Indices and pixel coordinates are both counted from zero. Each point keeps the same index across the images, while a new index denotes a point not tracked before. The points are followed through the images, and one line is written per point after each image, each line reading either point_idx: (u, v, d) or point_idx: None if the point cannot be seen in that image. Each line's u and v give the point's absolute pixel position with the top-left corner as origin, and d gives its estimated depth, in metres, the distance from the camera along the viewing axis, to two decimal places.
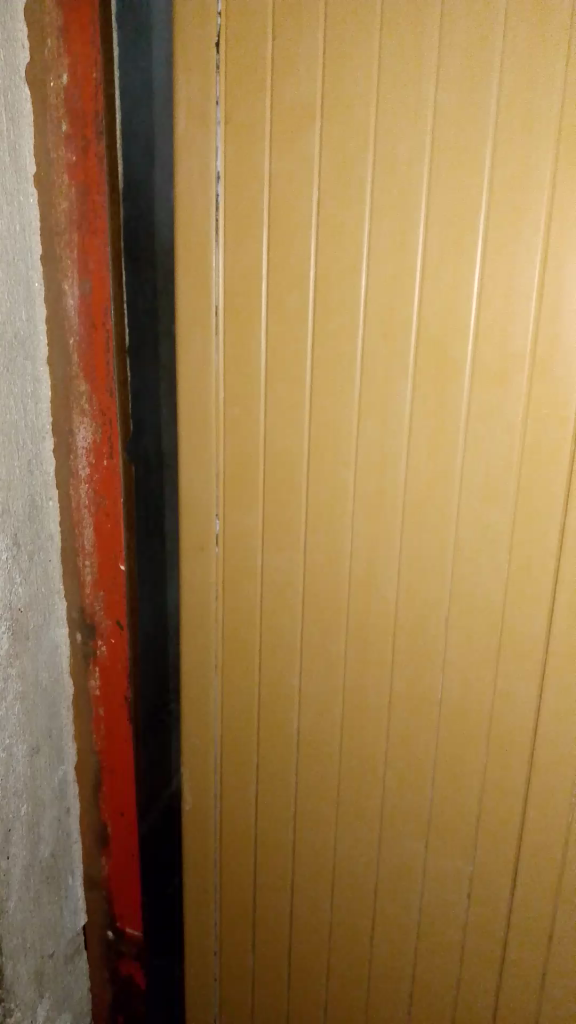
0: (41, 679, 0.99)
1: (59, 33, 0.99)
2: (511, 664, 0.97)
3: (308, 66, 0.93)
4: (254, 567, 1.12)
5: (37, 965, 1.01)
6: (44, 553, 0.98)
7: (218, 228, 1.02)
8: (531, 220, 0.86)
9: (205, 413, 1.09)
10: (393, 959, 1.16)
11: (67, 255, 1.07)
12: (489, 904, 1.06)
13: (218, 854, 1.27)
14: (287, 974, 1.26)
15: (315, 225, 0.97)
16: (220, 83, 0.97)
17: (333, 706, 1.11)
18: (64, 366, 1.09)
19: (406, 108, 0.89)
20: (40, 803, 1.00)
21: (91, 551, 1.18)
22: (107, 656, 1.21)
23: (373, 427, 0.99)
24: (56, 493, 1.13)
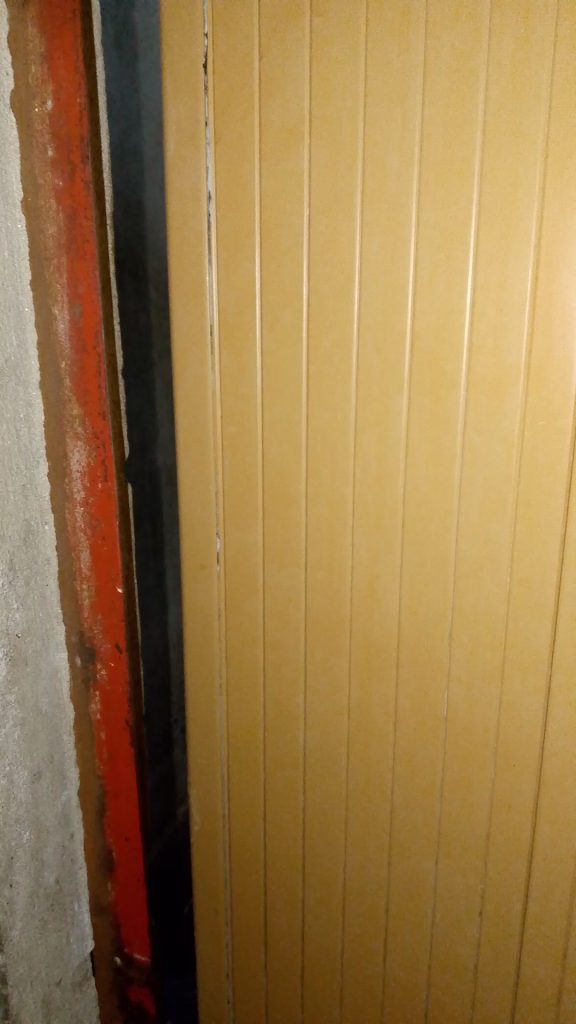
0: (42, 704, 0.98)
1: (42, 57, 0.89)
2: (516, 677, 0.96)
3: (295, 84, 0.93)
4: (256, 584, 1.11)
5: (45, 994, 1.00)
6: (41, 578, 0.98)
7: (211, 247, 1.02)
8: (522, 230, 0.85)
9: (203, 431, 1.08)
10: (405, 980, 1.14)
11: (56, 280, 0.95)
12: (501, 925, 1.05)
13: (229, 878, 1.25)
14: (300, 999, 1.25)
15: (306, 241, 0.97)
16: (209, 103, 0.98)
17: (339, 724, 1.10)
18: (56, 394, 0.97)
19: (394, 124, 0.89)
20: (44, 829, 0.99)
21: (88, 584, 1.03)
22: (107, 686, 1.05)
23: (370, 442, 0.98)
24: (51, 519, 0.99)
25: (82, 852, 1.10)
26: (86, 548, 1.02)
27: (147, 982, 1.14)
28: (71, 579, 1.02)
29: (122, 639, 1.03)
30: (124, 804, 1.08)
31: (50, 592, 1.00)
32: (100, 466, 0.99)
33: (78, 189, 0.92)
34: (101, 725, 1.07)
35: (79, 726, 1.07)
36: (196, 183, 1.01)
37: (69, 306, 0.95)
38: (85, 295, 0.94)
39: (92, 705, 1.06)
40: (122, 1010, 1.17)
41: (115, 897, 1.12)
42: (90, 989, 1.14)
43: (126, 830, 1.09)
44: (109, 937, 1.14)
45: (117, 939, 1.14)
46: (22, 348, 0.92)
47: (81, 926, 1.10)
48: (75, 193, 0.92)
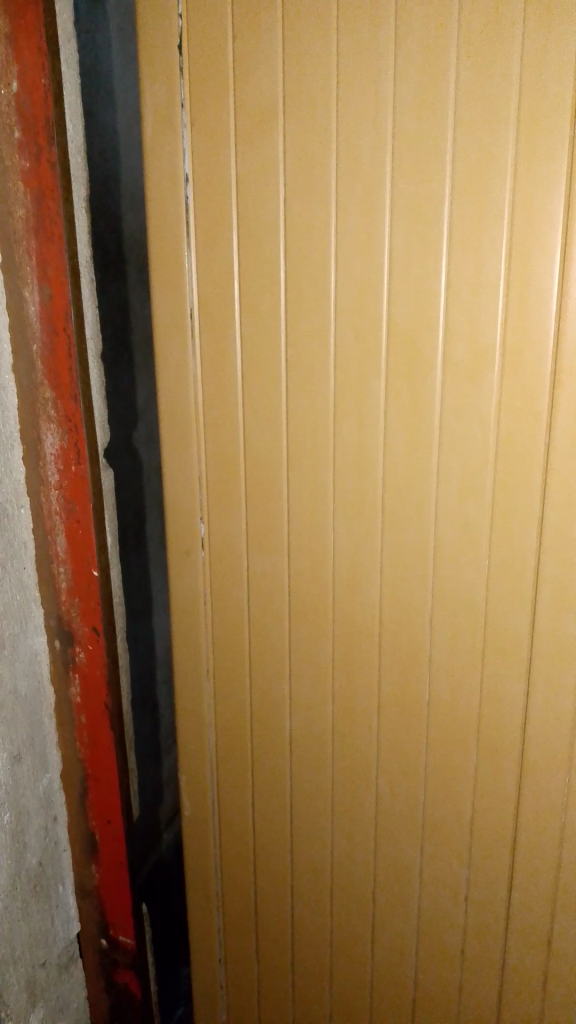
0: (21, 688, 0.99)
1: (6, 38, 0.87)
2: (496, 661, 0.96)
3: (269, 65, 0.92)
4: (241, 570, 1.11)
5: (29, 974, 1.01)
6: (18, 562, 0.98)
7: (189, 231, 1.02)
8: (495, 209, 0.84)
9: (185, 417, 1.08)
10: (393, 965, 1.14)
11: (25, 263, 0.94)
12: (487, 910, 1.04)
13: (219, 862, 1.26)
14: (291, 984, 1.25)
15: (283, 225, 0.96)
16: (185, 86, 0.97)
17: (324, 710, 1.10)
18: (28, 379, 0.97)
19: (367, 103, 0.88)
20: (24, 812, 0.99)
21: (65, 568, 1.03)
22: (85, 668, 1.06)
23: (350, 424, 0.98)
24: (26, 503, 0.99)
25: (66, 836, 1.10)
26: (62, 532, 1.02)
27: (132, 965, 1.15)
28: (47, 564, 1.02)
29: (100, 623, 1.04)
30: (105, 786, 1.09)
31: (28, 577, 1.00)
32: (73, 450, 0.99)
33: (45, 171, 0.91)
34: (81, 709, 1.07)
35: (60, 710, 1.07)
36: (173, 167, 1.00)
37: (39, 289, 0.94)
38: (55, 278, 0.94)
39: (72, 689, 1.07)
40: (109, 992, 1.18)
41: (99, 879, 1.12)
42: (77, 972, 1.14)
43: (108, 811, 1.09)
44: (94, 920, 1.14)
45: (103, 921, 1.15)
46: None
47: (66, 909, 1.10)
48: (42, 176, 0.91)
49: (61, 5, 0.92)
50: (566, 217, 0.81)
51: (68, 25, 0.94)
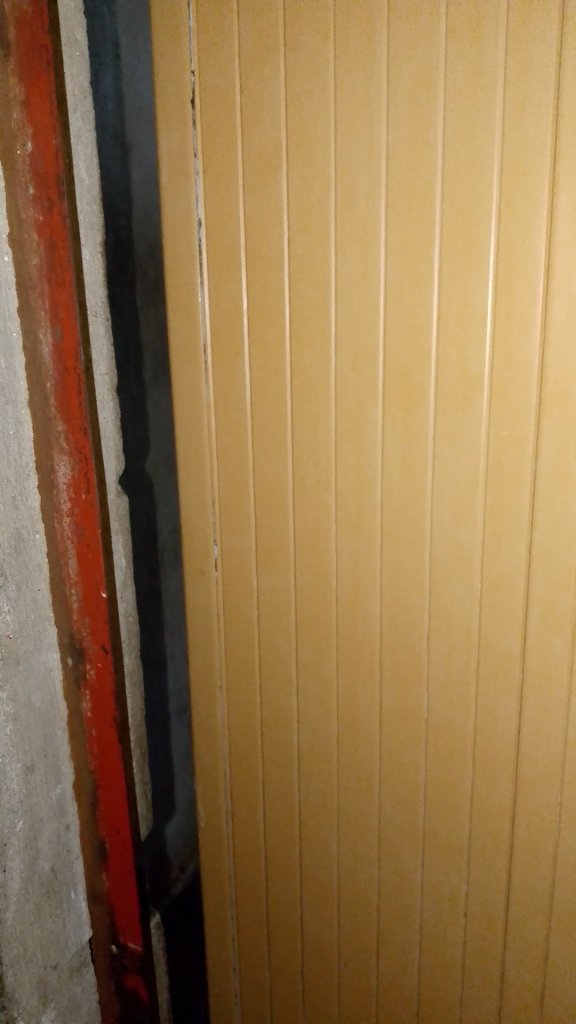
0: (35, 701, 1.05)
1: (21, 103, 0.95)
2: (490, 680, 0.98)
3: (271, 113, 0.98)
4: (250, 588, 1.15)
5: (40, 973, 1.07)
6: (32, 583, 1.03)
7: (202, 271, 1.07)
8: (481, 249, 0.89)
9: (198, 444, 1.13)
10: (397, 976, 1.17)
11: (39, 307, 1.00)
12: (485, 923, 1.07)
13: (233, 874, 1.30)
14: (301, 998, 1.28)
15: (286, 263, 1.01)
16: (197, 137, 1.03)
17: (329, 724, 1.13)
18: (42, 411, 1.03)
19: (362, 148, 0.93)
20: (37, 820, 1.05)
21: (76, 588, 1.09)
22: (95, 684, 1.12)
23: (349, 451, 1.02)
24: (41, 529, 1.05)
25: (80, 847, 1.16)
26: (73, 554, 1.08)
27: (140, 969, 1.19)
28: (60, 585, 1.08)
29: (108, 641, 1.09)
30: (115, 797, 1.14)
31: (42, 597, 1.06)
32: (83, 478, 1.05)
33: (56, 223, 0.97)
34: (91, 723, 1.13)
35: (72, 724, 1.13)
36: (187, 210, 1.06)
37: (52, 330, 1.01)
38: (65, 319, 1.00)
39: (83, 703, 1.12)
40: (119, 997, 1.22)
41: (109, 885, 1.18)
42: (88, 976, 1.19)
43: (116, 819, 1.15)
44: (105, 926, 1.19)
45: (113, 927, 1.19)
46: (10, 370, 0.97)
47: (78, 913, 1.16)
48: (53, 226, 0.98)
49: (75, 65, 0.99)
50: (547, 254, 0.85)
51: (84, 84, 1.01)
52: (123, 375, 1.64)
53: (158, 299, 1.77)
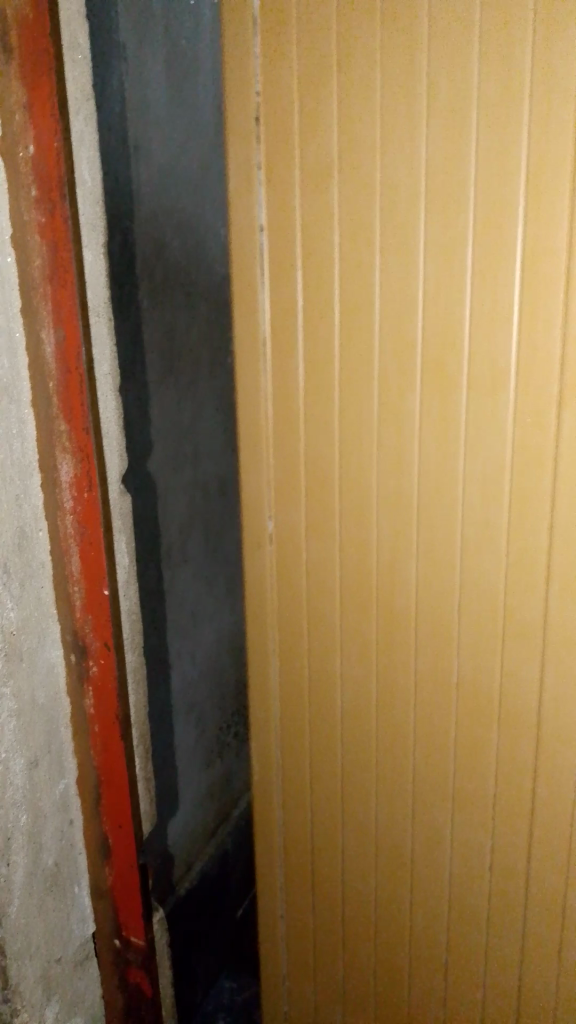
0: (39, 698, 1.06)
1: (23, 106, 0.96)
2: (513, 645, 1.00)
3: (326, 122, 0.99)
4: (302, 562, 1.16)
5: (44, 967, 1.09)
6: (35, 581, 1.05)
7: (263, 272, 1.08)
8: (508, 245, 0.90)
9: (257, 429, 1.13)
10: (429, 924, 1.19)
11: (42, 308, 1.01)
12: (508, 884, 1.09)
13: (282, 828, 1.31)
14: (341, 947, 1.30)
15: (337, 261, 1.02)
16: (261, 150, 1.04)
17: (369, 690, 1.15)
18: (45, 410, 1.03)
19: (402, 152, 0.94)
20: (40, 814, 1.07)
21: (79, 586, 1.09)
22: (97, 681, 1.12)
23: (391, 437, 1.03)
24: (44, 527, 1.06)
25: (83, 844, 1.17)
26: (76, 553, 1.08)
27: (143, 964, 1.20)
28: (63, 582, 1.09)
29: (111, 637, 1.10)
30: (117, 792, 1.15)
31: (45, 595, 1.07)
32: (85, 477, 1.05)
33: (58, 224, 0.98)
34: (94, 720, 1.13)
35: (76, 721, 1.13)
36: (250, 217, 1.06)
37: (54, 330, 1.02)
38: (68, 319, 1.01)
39: (86, 701, 1.13)
40: (123, 991, 1.22)
41: (112, 880, 1.18)
42: (92, 970, 1.21)
43: (118, 814, 1.15)
44: (109, 918, 1.20)
45: (116, 920, 1.20)
46: (13, 370, 0.99)
47: (81, 909, 1.17)
48: (55, 228, 0.98)
49: (77, 68, 1.00)
50: (567, 243, 0.86)
51: (86, 86, 1.02)
52: (130, 375, 1.67)
53: (162, 301, 1.80)
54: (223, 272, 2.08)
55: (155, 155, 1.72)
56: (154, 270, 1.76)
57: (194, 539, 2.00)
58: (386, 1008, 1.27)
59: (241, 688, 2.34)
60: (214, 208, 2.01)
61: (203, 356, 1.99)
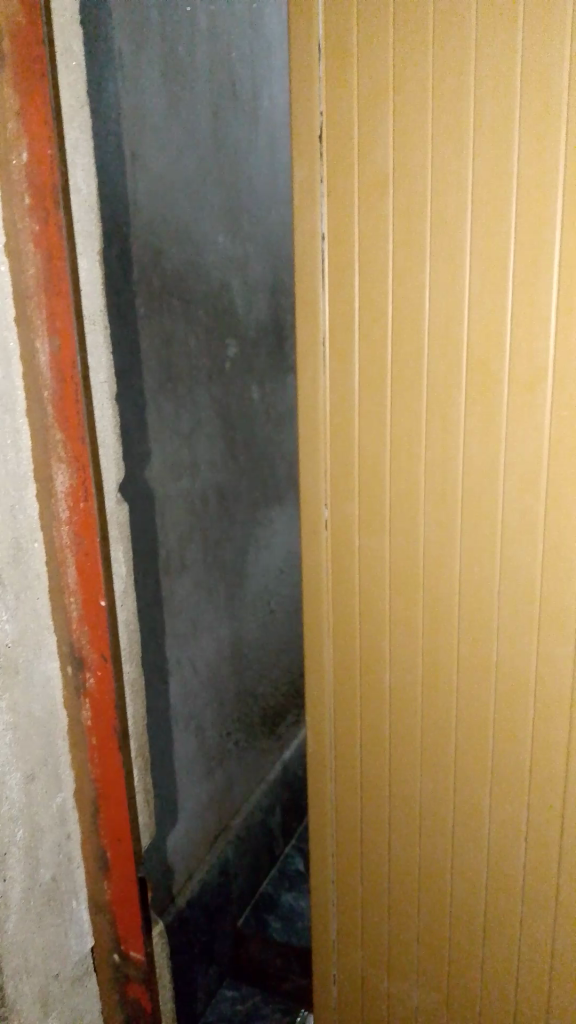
0: (35, 711, 1.06)
1: (17, 114, 0.95)
2: (548, 625, 1.09)
3: (382, 143, 1.08)
4: (353, 546, 1.23)
5: (41, 984, 1.08)
6: (31, 592, 1.04)
7: (323, 277, 1.17)
8: (546, 255, 0.99)
9: (315, 424, 1.22)
10: (470, 890, 1.26)
11: (36, 316, 1.00)
12: (543, 849, 1.17)
13: (334, 798, 1.38)
14: (388, 914, 1.37)
15: (390, 268, 1.11)
16: (323, 167, 1.13)
17: (414, 665, 1.22)
18: (40, 419, 1.02)
19: (451, 167, 1.03)
20: (37, 829, 1.06)
21: (76, 598, 1.07)
22: (95, 694, 1.10)
23: (437, 429, 1.12)
24: (40, 537, 1.05)
25: (81, 857, 1.15)
26: (72, 565, 1.07)
27: (143, 980, 1.18)
28: (59, 596, 1.07)
29: (108, 650, 1.08)
30: (115, 807, 1.13)
31: (42, 606, 1.06)
32: (81, 487, 1.04)
33: (53, 232, 0.97)
34: (92, 734, 1.11)
35: (73, 733, 1.12)
36: (312, 228, 1.16)
37: (48, 340, 1.00)
38: (63, 329, 0.99)
39: (83, 714, 1.11)
40: (122, 1007, 1.21)
41: (111, 895, 1.16)
42: (91, 986, 1.19)
43: (116, 828, 1.13)
44: (108, 935, 1.18)
45: (116, 936, 1.18)
46: (7, 379, 0.99)
47: (80, 924, 1.16)
48: (50, 236, 0.97)
49: (71, 75, 0.99)
50: None
51: (81, 93, 1.01)
52: (127, 383, 1.68)
53: (160, 308, 1.79)
54: (221, 278, 2.07)
55: (152, 163, 1.72)
56: (152, 277, 1.76)
57: (193, 546, 1.99)
58: (430, 980, 1.33)
59: (241, 694, 2.33)
60: (211, 214, 1.99)
61: (200, 364, 1.98)
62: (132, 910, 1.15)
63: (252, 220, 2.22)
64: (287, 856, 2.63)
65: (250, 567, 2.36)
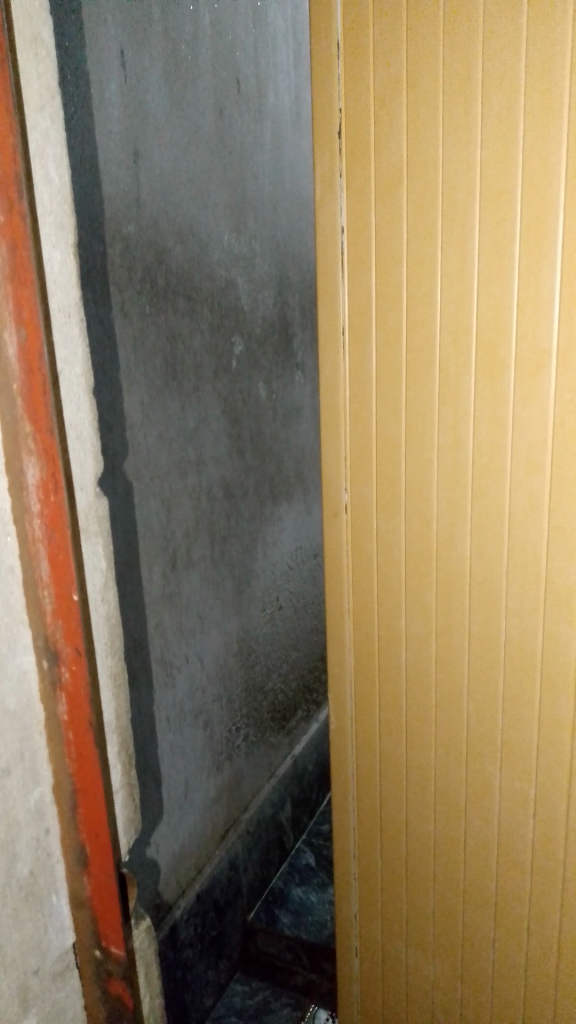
0: (9, 705, 1.07)
1: None
2: (554, 610, 1.09)
3: (396, 133, 1.07)
4: (371, 529, 1.24)
5: (20, 980, 1.10)
6: (4, 586, 1.05)
7: (344, 268, 1.16)
8: (549, 240, 0.99)
9: (337, 414, 1.22)
10: (483, 869, 1.26)
11: (4, 307, 1.00)
12: (550, 831, 1.17)
13: (355, 775, 1.38)
14: (405, 889, 1.38)
15: (404, 258, 1.11)
16: (342, 162, 1.13)
17: (429, 645, 1.22)
18: (10, 411, 1.03)
19: (460, 155, 1.03)
20: (14, 824, 1.08)
21: (48, 591, 1.08)
22: (70, 689, 1.11)
23: (449, 416, 1.12)
24: (12, 530, 1.06)
25: (59, 855, 1.17)
26: (44, 558, 1.07)
27: (124, 976, 1.20)
28: (33, 588, 1.08)
29: (81, 642, 1.09)
30: (93, 799, 1.13)
31: (15, 599, 1.07)
32: (50, 479, 1.04)
33: (17, 222, 0.98)
34: (68, 726, 1.12)
35: (50, 727, 1.13)
36: (333, 222, 1.16)
37: (16, 330, 1.01)
38: (29, 320, 1.00)
39: (59, 707, 1.12)
40: (104, 1003, 1.22)
41: (91, 891, 1.18)
42: (73, 982, 1.21)
43: (94, 819, 1.14)
44: (88, 930, 1.20)
45: (96, 932, 1.20)
46: None
47: (60, 918, 1.18)
48: (14, 227, 0.98)
49: (41, 65, 1.02)
50: None
51: (52, 83, 1.04)
52: (132, 380, 1.67)
53: (165, 307, 1.79)
54: (227, 274, 2.06)
55: (156, 162, 1.72)
56: (156, 275, 1.75)
57: (201, 542, 1.99)
58: (445, 953, 1.35)
59: (250, 691, 2.32)
60: (216, 211, 1.98)
61: (206, 360, 1.97)
62: (112, 902, 1.17)
63: (258, 217, 2.21)
64: (298, 850, 2.62)
65: (258, 563, 2.34)
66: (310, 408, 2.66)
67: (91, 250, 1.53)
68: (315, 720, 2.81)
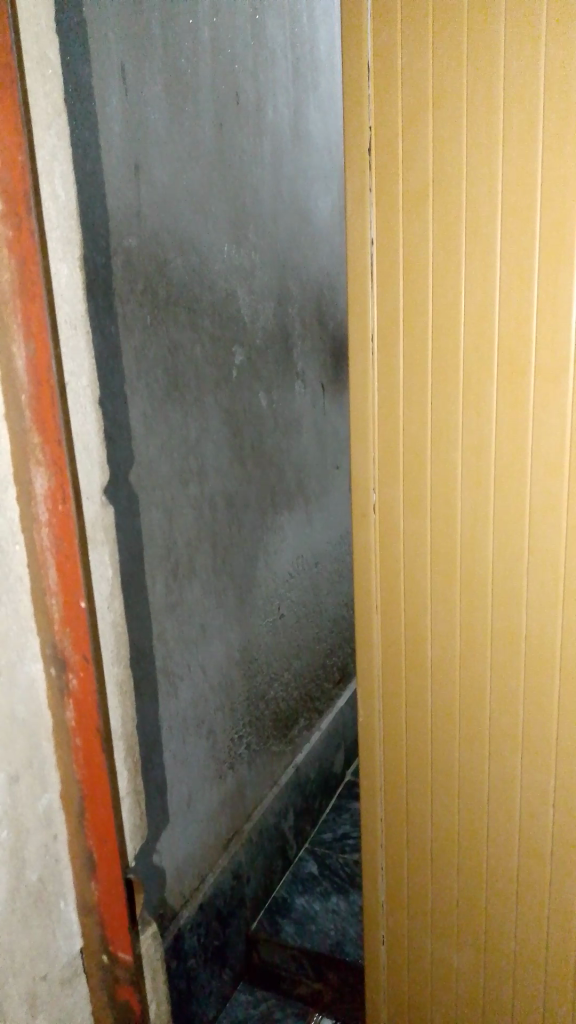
0: (18, 713, 1.08)
1: None
2: (573, 613, 1.10)
3: (421, 150, 1.10)
4: (397, 528, 1.25)
5: (29, 985, 1.11)
6: (13, 594, 1.07)
7: (374, 275, 1.18)
8: (568, 250, 1.01)
9: (365, 418, 1.24)
10: (505, 864, 1.27)
11: (13, 321, 1.02)
12: (569, 828, 1.18)
13: (383, 767, 1.39)
14: (430, 882, 1.39)
15: (431, 265, 1.12)
16: (373, 176, 1.15)
17: (452, 641, 1.24)
18: (19, 423, 1.04)
19: (482, 165, 1.05)
20: (23, 830, 1.09)
21: (56, 598, 1.09)
22: (78, 694, 1.12)
23: (471, 420, 1.13)
24: (21, 540, 1.08)
25: (68, 860, 1.18)
26: (53, 567, 1.08)
27: (131, 981, 1.21)
28: (40, 595, 1.09)
29: (89, 651, 1.10)
30: (101, 803, 1.15)
31: (24, 608, 1.09)
32: (59, 489, 1.06)
33: (25, 237, 1.00)
34: (76, 732, 1.13)
35: (58, 733, 1.14)
36: (363, 231, 1.18)
37: (24, 343, 1.02)
38: (37, 332, 1.02)
39: (67, 713, 1.13)
40: (111, 1008, 1.23)
41: (99, 896, 1.19)
42: (80, 988, 1.22)
43: (103, 823, 1.15)
44: (96, 935, 1.21)
45: (104, 937, 1.21)
46: None
47: (68, 924, 1.19)
48: (23, 243, 1.00)
49: (48, 83, 1.04)
50: None
51: (58, 101, 1.06)
52: (133, 391, 1.69)
53: (165, 317, 1.81)
54: (227, 285, 2.08)
55: (157, 175, 1.74)
56: (157, 287, 1.77)
57: (202, 551, 2.00)
58: (468, 944, 1.36)
59: (252, 698, 2.33)
60: (216, 223, 2.01)
61: (207, 371, 1.99)
62: (118, 906, 1.18)
63: (257, 229, 2.23)
64: (300, 859, 2.63)
65: (259, 573, 2.36)
66: (309, 417, 2.67)
67: (94, 262, 1.55)
68: (317, 728, 2.82)
